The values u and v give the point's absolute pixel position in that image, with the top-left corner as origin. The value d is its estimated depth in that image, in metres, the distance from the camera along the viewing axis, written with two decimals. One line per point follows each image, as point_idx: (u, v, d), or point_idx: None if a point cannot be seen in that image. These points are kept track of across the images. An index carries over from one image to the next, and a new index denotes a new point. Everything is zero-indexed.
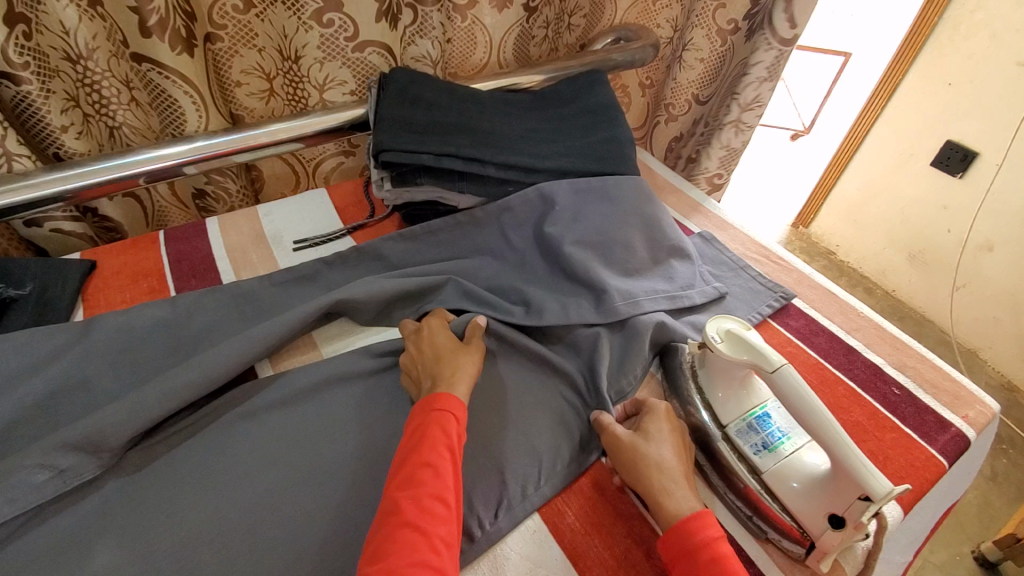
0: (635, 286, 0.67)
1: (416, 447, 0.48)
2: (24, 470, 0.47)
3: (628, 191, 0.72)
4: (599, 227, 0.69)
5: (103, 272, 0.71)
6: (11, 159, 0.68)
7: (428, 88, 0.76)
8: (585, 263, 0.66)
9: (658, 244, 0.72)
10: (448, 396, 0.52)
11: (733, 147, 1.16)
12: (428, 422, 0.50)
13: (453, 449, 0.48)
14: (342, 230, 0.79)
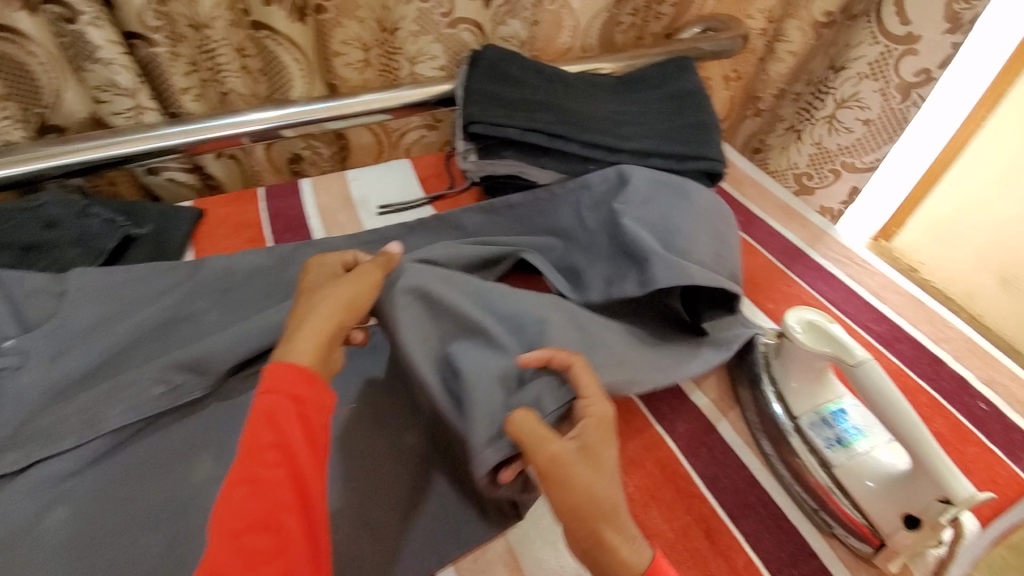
0: (712, 275, 0.61)
1: (252, 449, 0.43)
2: (145, 381, 0.53)
3: (703, 195, 0.70)
4: (665, 212, 0.66)
5: (210, 220, 0.77)
6: (142, 112, 0.77)
7: (516, 66, 0.77)
8: (640, 237, 0.63)
9: (724, 258, 0.65)
10: (276, 375, 0.45)
11: (824, 147, 1.07)
12: (270, 415, 0.44)
13: (291, 447, 0.43)
14: (423, 198, 0.82)
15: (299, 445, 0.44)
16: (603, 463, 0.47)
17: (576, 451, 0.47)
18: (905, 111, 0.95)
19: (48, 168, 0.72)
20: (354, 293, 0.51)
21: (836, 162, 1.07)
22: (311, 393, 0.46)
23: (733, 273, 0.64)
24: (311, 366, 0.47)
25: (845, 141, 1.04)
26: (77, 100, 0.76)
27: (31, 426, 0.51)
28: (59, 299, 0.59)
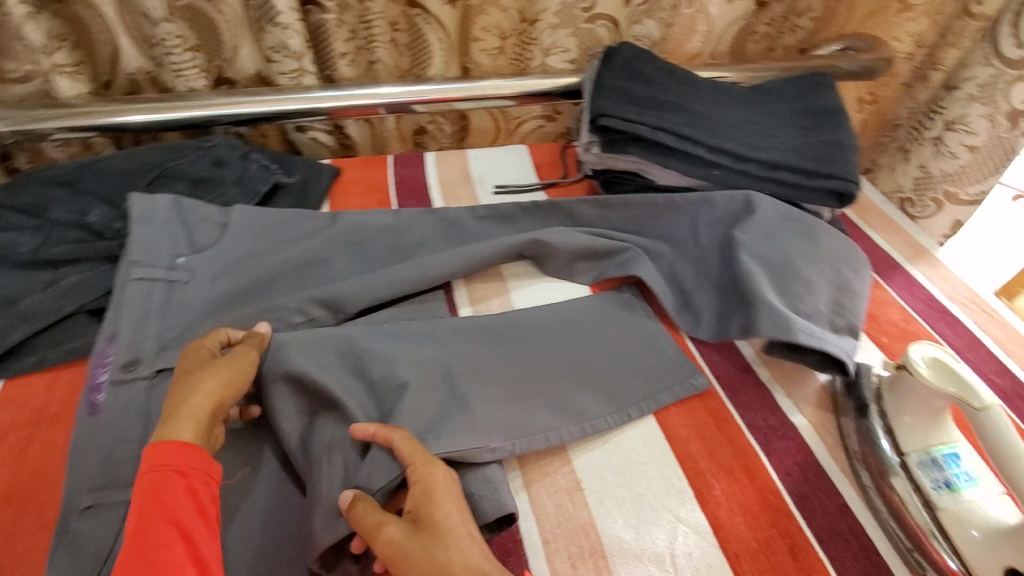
0: (815, 327, 0.61)
1: (130, 532, 0.41)
2: (288, 310, 0.60)
3: (830, 243, 0.69)
4: (786, 252, 0.66)
5: (345, 179, 0.85)
6: (303, 74, 0.85)
7: (649, 65, 0.78)
8: (754, 269, 0.64)
9: (844, 310, 0.64)
10: (155, 451, 0.43)
11: (929, 171, 1.00)
12: (140, 493, 0.42)
13: (180, 522, 0.41)
14: (537, 184, 0.86)
15: (190, 517, 0.42)
16: (438, 541, 0.43)
17: (414, 536, 0.43)
18: (1013, 141, 0.88)
19: (219, 116, 0.82)
20: (239, 371, 0.50)
21: (937, 189, 1.00)
22: (195, 458, 0.44)
23: (847, 330, 0.63)
24: (194, 441, 0.45)
25: (951, 168, 0.96)
26: (249, 57, 0.85)
27: (192, 332, 0.59)
28: (223, 228, 0.67)
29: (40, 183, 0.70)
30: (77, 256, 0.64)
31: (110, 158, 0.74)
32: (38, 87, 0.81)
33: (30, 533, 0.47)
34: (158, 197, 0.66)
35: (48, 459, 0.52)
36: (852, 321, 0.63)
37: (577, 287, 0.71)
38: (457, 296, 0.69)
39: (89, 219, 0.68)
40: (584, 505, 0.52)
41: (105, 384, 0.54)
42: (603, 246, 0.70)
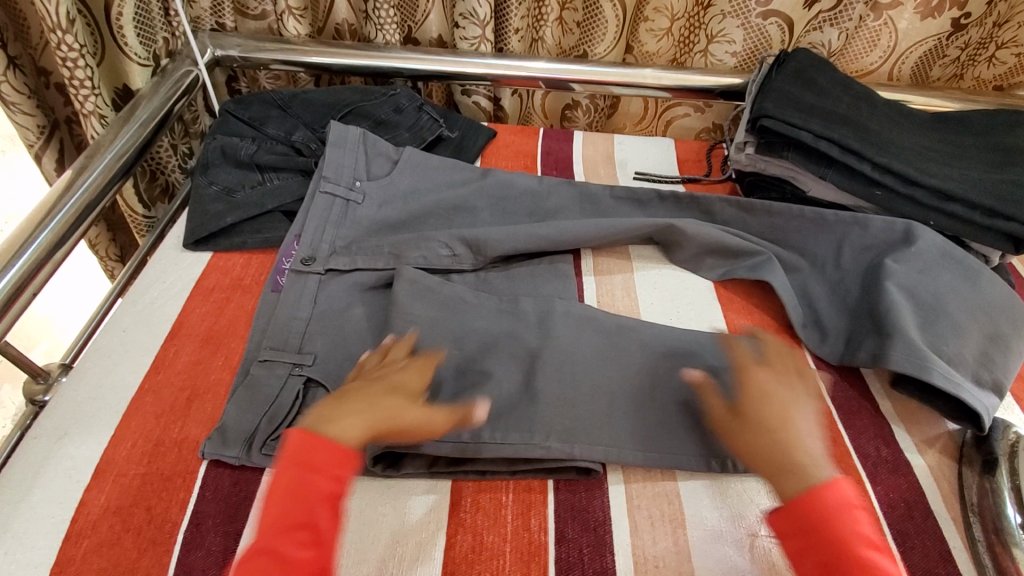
0: (955, 374, 0.57)
1: (275, 503, 0.45)
2: (436, 243, 0.68)
3: (994, 292, 0.64)
4: (938, 291, 0.63)
5: (497, 142, 0.92)
6: (481, 43, 0.93)
7: (824, 75, 0.76)
8: (897, 302, 0.61)
9: (993, 365, 0.59)
10: (322, 446, 0.47)
11: None
12: (296, 470, 0.46)
13: (313, 516, 0.44)
14: (677, 177, 0.87)
15: (323, 513, 0.45)
16: (758, 424, 0.52)
17: (735, 419, 0.54)
18: None
19: (405, 70, 0.93)
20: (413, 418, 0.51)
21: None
22: (348, 464, 0.47)
23: (992, 385, 0.58)
24: (353, 449, 0.48)
25: None
26: (436, 23, 0.96)
27: (357, 245, 0.69)
28: (393, 164, 0.77)
29: (263, 103, 0.85)
30: (279, 165, 0.76)
31: (315, 92, 0.87)
32: (268, 24, 0.97)
33: (220, 369, 0.59)
34: (351, 127, 0.76)
35: (239, 319, 0.64)
36: (1001, 378, 0.59)
37: (699, 280, 0.73)
38: (583, 263, 0.74)
39: (292, 137, 0.81)
40: (670, 475, 0.54)
41: (287, 271, 0.66)
42: (737, 244, 0.70)
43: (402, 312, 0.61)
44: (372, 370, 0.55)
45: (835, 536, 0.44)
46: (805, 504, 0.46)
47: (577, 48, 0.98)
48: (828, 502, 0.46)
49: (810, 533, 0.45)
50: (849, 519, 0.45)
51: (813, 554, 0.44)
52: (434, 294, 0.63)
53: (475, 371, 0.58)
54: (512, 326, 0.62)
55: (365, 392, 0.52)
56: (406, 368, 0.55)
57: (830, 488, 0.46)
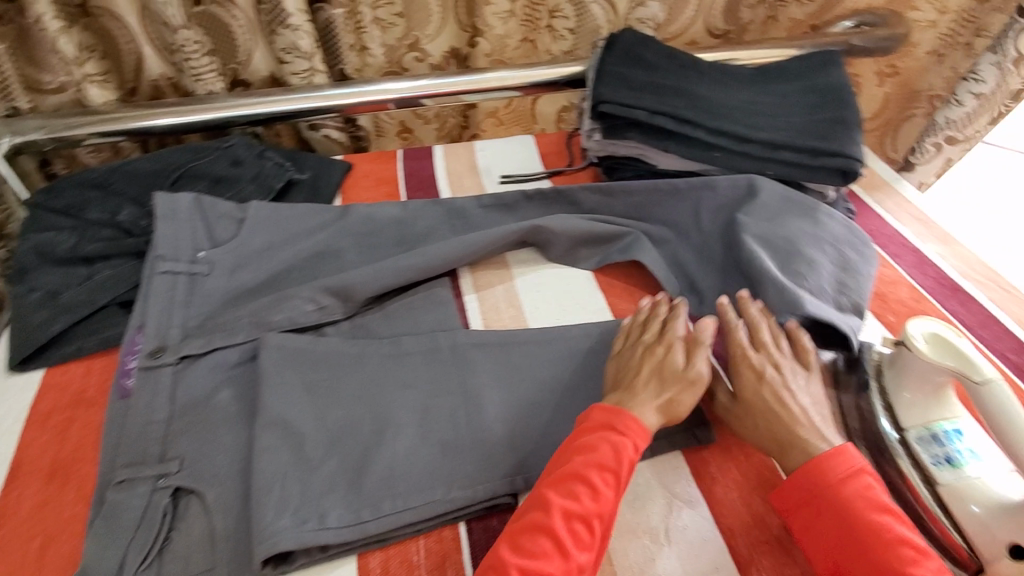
0: (818, 303, 0.61)
1: (575, 453, 0.50)
2: (299, 299, 0.63)
3: (833, 222, 0.69)
4: (788, 235, 0.66)
5: (355, 173, 0.88)
6: (314, 74, 0.89)
7: (651, 49, 0.79)
8: (754, 255, 0.64)
9: (849, 288, 0.63)
10: (633, 416, 0.52)
11: (935, 120, 1.05)
12: (597, 433, 0.51)
13: (613, 473, 0.48)
14: (542, 172, 0.87)
15: (622, 473, 0.49)
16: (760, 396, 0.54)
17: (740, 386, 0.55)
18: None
19: (237, 117, 0.86)
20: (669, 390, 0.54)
21: (937, 136, 1.06)
22: (646, 442, 0.51)
23: (854, 307, 0.63)
24: (647, 425, 0.52)
25: (955, 115, 1.02)
26: (263, 61, 0.90)
27: (212, 322, 0.63)
28: (239, 223, 0.71)
29: (76, 186, 0.75)
30: (111, 253, 0.69)
31: (139, 160, 0.79)
32: (71, 96, 0.86)
33: (72, 504, 0.52)
34: (181, 194, 0.70)
35: (87, 439, 0.57)
36: (859, 298, 0.63)
37: (579, 271, 0.73)
38: (462, 282, 0.71)
39: (118, 218, 0.72)
40: None
41: (134, 370, 0.59)
42: (605, 231, 0.71)
43: (271, 384, 0.56)
44: (630, 348, 0.59)
45: (840, 510, 0.46)
46: (802, 479, 0.49)
47: (405, 39, 0.94)
48: (836, 467, 0.48)
49: (817, 500, 0.47)
50: (853, 491, 0.47)
51: (830, 525, 0.46)
52: (304, 356, 0.59)
53: (367, 427, 0.55)
54: (398, 369, 0.59)
55: (634, 375, 0.56)
56: (658, 345, 0.57)
57: (827, 456, 0.49)
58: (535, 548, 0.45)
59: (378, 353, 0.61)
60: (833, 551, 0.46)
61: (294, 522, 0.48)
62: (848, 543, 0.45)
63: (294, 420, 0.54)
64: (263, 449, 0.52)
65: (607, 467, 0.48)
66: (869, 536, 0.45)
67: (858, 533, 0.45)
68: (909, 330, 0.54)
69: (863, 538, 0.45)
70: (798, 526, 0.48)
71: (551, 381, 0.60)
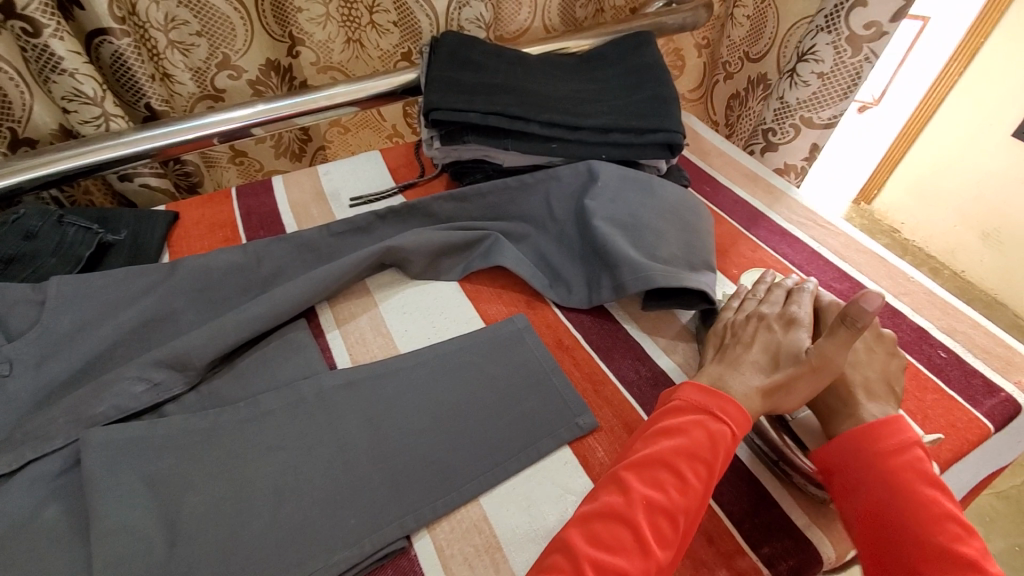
0: (673, 269, 0.63)
1: (664, 437, 0.49)
2: (126, 380, 0.55)
3: (670, 190, 0.73)
4: (633, 211, 0.69)
5: (185, 222, 0.79)
6: (110, 120, 0.79)
7: (476, 50, 0.78)
8: (607, 237, 0.66)
9: (696, 250, 0.67)
10: (735, 402, 0.51)
11: (786, 102, 0.97)
12: (692, 416, 0.50)
13: (708, 462, 0.48)
14: (393, 188, 0.84)
15: (717, 463, 0.48)
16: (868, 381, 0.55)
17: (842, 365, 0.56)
18: (858, 65, 0.87)
19: (26, 181, 0.73)
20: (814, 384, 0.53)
21: (794, 118, 0.98)
22: (744, 430, 0.51)
23: (703, 265, 0.66)
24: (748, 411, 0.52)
25: (804, 95, 0.94)
26: (45, 112, 0.79)
27: (20, 431, 0.52)
28: (41, 306, 0.60)
29: None
30: None
31: None
32: None
33: None
34: None
35: None
36: (706, 257, 0.67)
37: (445, 284, 0.71)
38: (322, 320, 0.67)
39: None
40: (474, 502, 0.52)
41: None
42: (463, 239, 0.70)
43: (103, 490, 0.48)
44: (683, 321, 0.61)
45: (885, 475, 0.49)
46: (848, 443, 0.51)
47: (213, 58, 0.86)
48: (898, 435, 0.50)
49: (870, 459, 0.50)
50: (908, 459, 0.49)
51: (874, 487, 0.48)
52: (144, 444, 0.51)
53: (228, 507, 0.49)
54: (260, 432, 0.54)
55: (743, 350, 0.56)
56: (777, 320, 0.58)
57: (887, 426, 0.51)
58: (612, 539, 0.44)
59: (234, 419, 0.55)
60: (872, 510, 0.48)
61: None
62: (895, 507, 0.47)
63: (136, 525, 0.47)
64: (103, 565, 0.44)
65: (698, 456, 0.48)
66: (921, 509, 0.46)
67: (906, 498, 0.47)
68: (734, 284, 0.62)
69: (908, 504, 0.47)
70: (839, 486, 0.50)
71: (430, 405, 0.57)
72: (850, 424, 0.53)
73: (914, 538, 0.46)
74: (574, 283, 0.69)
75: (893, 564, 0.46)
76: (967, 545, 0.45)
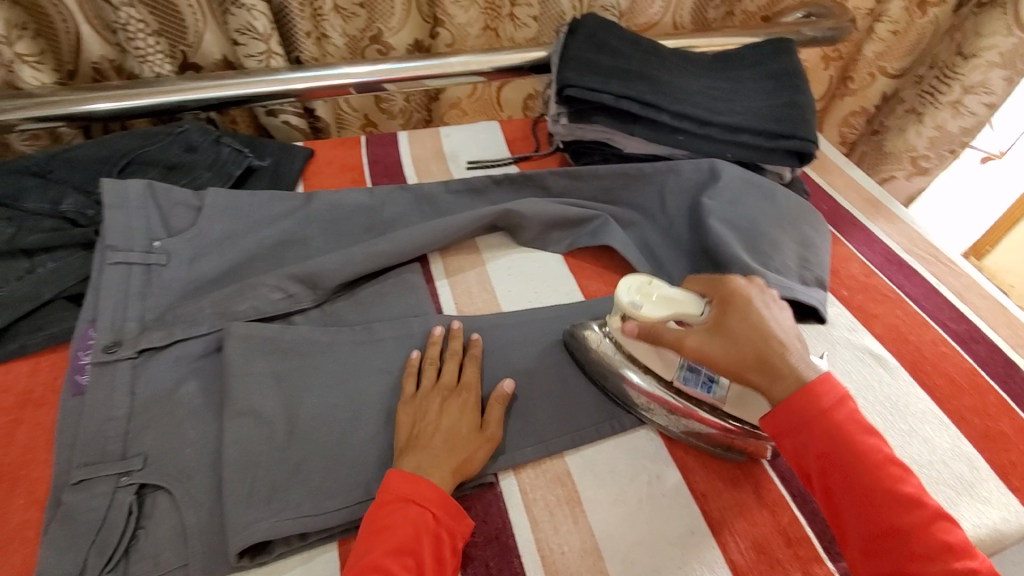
0: (787, 281, 0.63)
1: (382, 533, 0.44)
2: (266, 287, 0.61)
3: (792, 201, 0.72)
4: (751, 215, 0.69)
5: (319, 161, 0.85)
6: (271, 56, 0.86)
7: (614, 36, 0.79)
8: (723, 236, 0.66)
9: (811, 265, 0.67)
10: (422, 482, 0.47)
11: (945, 130, 1.05)
12: (395, 510, 0.46)
13: (406, 556, 0.43)
14: (509, 158, 0.87)
15: (425, 562, 0.43)
16: (772, 346, 0.49)
17: (731, 337, 0.49)
18: None
19: (189, 101, 0.81)
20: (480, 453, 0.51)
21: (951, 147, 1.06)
22: (446, 517, 0.46)
23: (815, 282, 0.66)
24: (428, 483, 0.47)
25: (966, 124, 1.03)
26: (214, 43, 0.87)
27: (173, 313, 0.60)
28: (197, 211, 0.68)
29: (12, 173, 0.69)
30: (52, 244, 0.64)
31: (80, 146, 0.73)
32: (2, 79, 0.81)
33: (23, 509, 0.50)
34: (131, 181, 0.66)
35: (37, 440, 0.54)
36: (820, 274, 0.66)
37: (549, 255, 0.74)
38: (433, 268, 0.71)
39: (61, 207, 0.67)
40: (559, 457, 0.55)
41: (88, 366, 0.56)
42: (575, 215, 0.72)
43: (238, 377, 0.54)
44: (430, 393, 0.54)
45: (832, 438, 0.45)
46: (794, 406, 0.46)
47: (368, 31, 0.94)
48: (832, 392, 0.46)
49: (814, 421, 0.46)
50: (843, 414, 0.46)
51: (822, 449, 0.45)
52: (275, 345, 0.57)
53: (339, 414, 0.54)
54: (372, 356, 0.59)
55: (428, 429, 0.51)
56: (452, 393, 0.55)
57: (816, 378, 0.47)
58: None
59: (350, 341, 0.59)
60: (820, 474, 0.45)
61: (268, 514, 0.47)
62: (846, 471, 0.44)
63: (260, 415, 0.52)
64: (233, 440, 0.50)
65: (405, 550, 0.43)
66: (866, 467, 0.44)
67: (854, 459, 0.44)
68: (620, 294, 0.53)
69: (849, 458, 0.44)
70: (789, 449, 0.47)
71: (527, 362, 0.60)
72: (786, 397, 0.47)
73: (862, 494, 0.43)
74: (676, 276, 0.70)
75: (849, 524, 0.44)
76: (911, 488, 0.43)
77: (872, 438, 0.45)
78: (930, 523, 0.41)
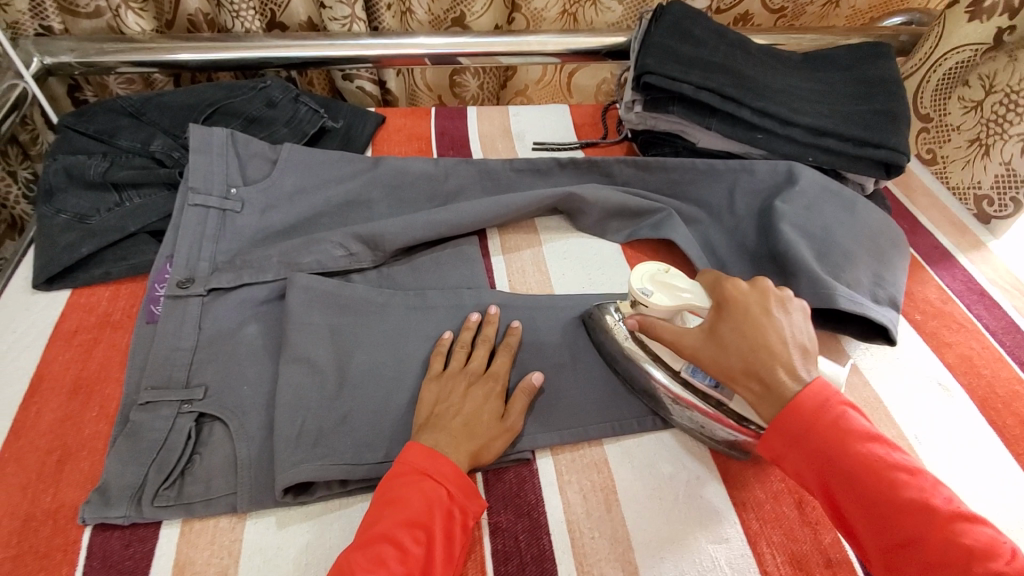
0: (858, 296, 0.60)
1: (394, 502, 0.45)
2: (331, 244, 0.63)
3: (872, 215, 0.68)
4: (826, 224, 0.66)
5: (388, 127, 0.87)
6: (354, 21, 0.88)
7: (701, 25, 0.76)
8: (794, 241, 0.63)
9: (885, 282, 0.63)
10: (438, 458, 0.48)
11: None
12: (406, 482, 0.46)
13: (417, 527, 0.44)
14: (576, 142, 0.86)
15: (435, 534, 0.44)
16: (759, 351, 0.47)
17: (716, 338, 0.49)
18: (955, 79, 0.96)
19: (274, 58, 0.84)
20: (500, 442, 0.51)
21: None
22: (459, 493, 0.47)
23: (887, 301, 0.62)
24: (444, 461, 0.48)
25: None
26: (301, 4, 0.89)
27: (242, 258, 0.62)
28: (273, 164, 0.70)
29: (110, 112, 0.74)
30: (139, 181, 0.68)
31: (171, 93, 0.77)
32: (106, 23, 0.86)
33: (95, 421, 0.54)
34: (216, 129, 0.69)
35: (112, 359, 0.58)
36: (894, 294, 0.62)
37: (607, 243, 0.73)
38: (490, 243, 0.71)
39: (150, 148, 0.71)
40: (598, 444, 0.55)
41: (162, 298, 0.59)
42: (638, 205, 0.71)
43: (296, 325, 0.56)
44: (465, 370, 0.55)
45: (826, 452, 0.43)
46: (781, 422, 0.44)
47: (452, 12, 0.94)
48: (818, 397, 0.44)
49: (806, 434, 0.43)
50: (837, 422, 0.43)
51: (819, 466, 0.43)
52: (334, 300, 0.59)
53: (388, 373, 0.56)
54: (423, 321, 0.60)
55: (449, 412, 0.51)
56: (482, 379, 0.54)
57: (806, 387, 0.44)
58: None
59: (402, 305, 0.60)
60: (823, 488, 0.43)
61: (314, 456, 0.49)
62: (846, 484, 0.42)
63: (314, 364, 0.54)
64: (288, 384, 0.52)
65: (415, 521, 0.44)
66: (868, 478, 0.41)
67: (855, 471, 0.42)
68: (632, 282, 0.54)
69: (847, 471, 0.42)
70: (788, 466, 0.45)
71: (574, 346, 0.60)
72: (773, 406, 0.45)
73: (870, 509, 0.41)
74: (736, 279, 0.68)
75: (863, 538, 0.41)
76: (916, 492, 0.40)
77: (874, 445, 0.42)
78: (942, 531, 0.38)
